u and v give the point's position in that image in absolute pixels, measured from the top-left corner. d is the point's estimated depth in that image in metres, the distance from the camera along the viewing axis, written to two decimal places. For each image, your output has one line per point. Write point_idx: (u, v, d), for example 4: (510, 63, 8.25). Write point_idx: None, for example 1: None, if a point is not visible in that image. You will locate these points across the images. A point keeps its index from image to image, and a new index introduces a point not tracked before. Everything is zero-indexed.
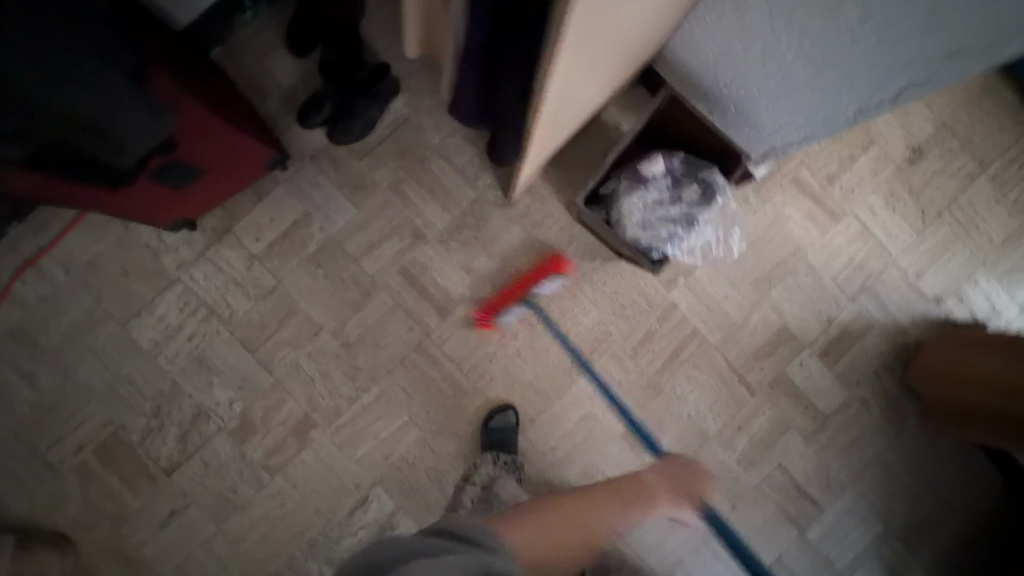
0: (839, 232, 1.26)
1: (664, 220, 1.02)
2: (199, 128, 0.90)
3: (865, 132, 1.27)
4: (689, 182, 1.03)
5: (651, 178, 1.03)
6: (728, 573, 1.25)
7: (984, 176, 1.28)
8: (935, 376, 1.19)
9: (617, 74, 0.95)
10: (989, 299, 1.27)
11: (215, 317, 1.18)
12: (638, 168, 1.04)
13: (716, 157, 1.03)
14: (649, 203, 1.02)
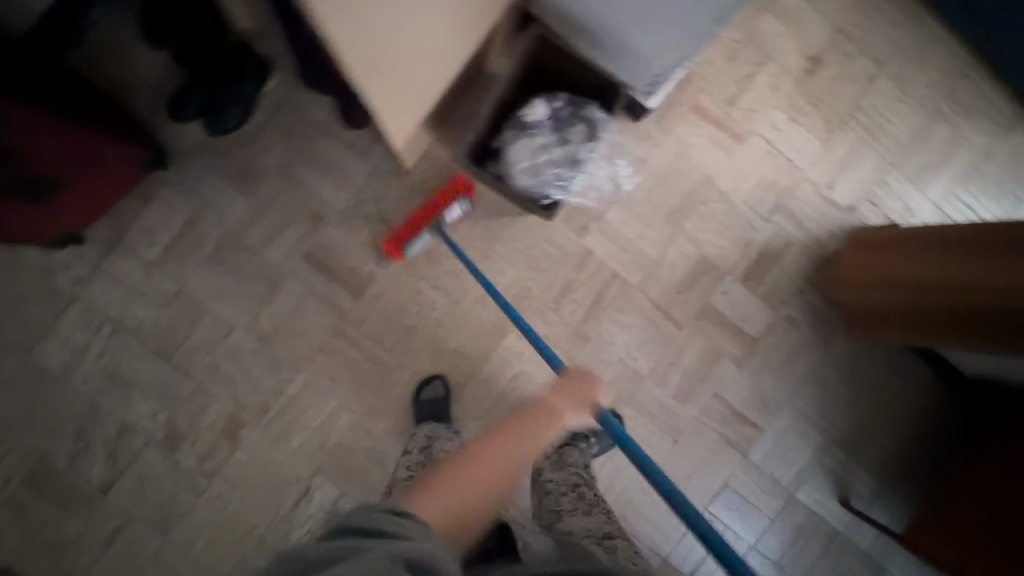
0: (745, 155, 1.24)
1: (552, 162, 0.98)
2: (41, 135, 0.87)
3: (760, 47, 1.24)
4: (574, 124, 1.00)
5: (535, 124, 0.99)
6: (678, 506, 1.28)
7: (883, 78, 1.27)
8: (851, 284, 1.17)
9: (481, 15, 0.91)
10: (902, 200, 1.27)
11: (122, 330, 1.14)
12: (521, 115, 1.00)
13: (599, 93, 1.00)
14: (534, 149, 0.98)
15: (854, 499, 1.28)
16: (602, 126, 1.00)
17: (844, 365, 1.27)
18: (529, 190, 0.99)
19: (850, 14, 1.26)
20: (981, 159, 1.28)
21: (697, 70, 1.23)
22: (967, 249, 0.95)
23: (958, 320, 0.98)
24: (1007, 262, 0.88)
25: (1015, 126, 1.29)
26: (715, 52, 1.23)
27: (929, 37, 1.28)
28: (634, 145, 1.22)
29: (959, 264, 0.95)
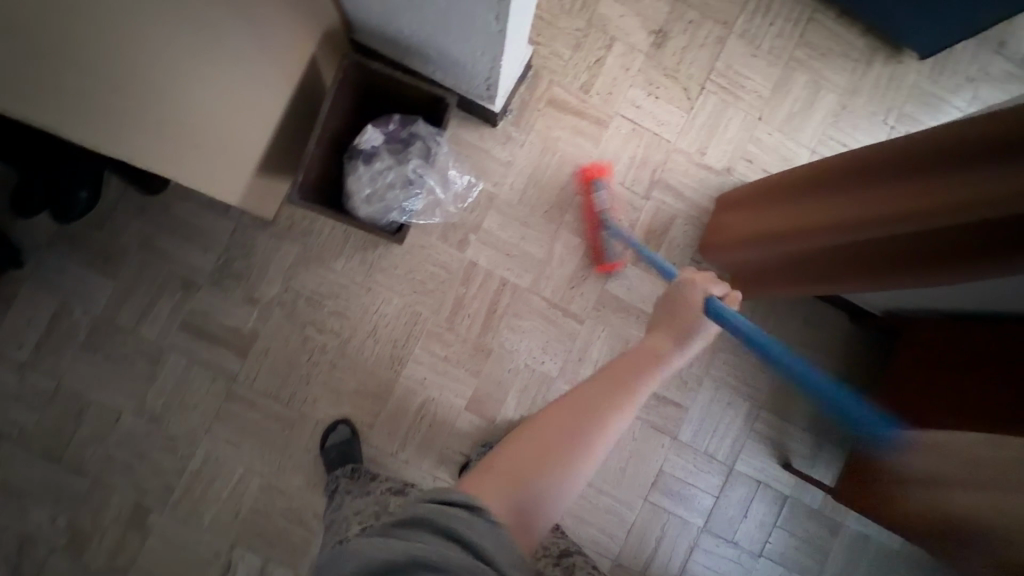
0: (611, 138, 1.23)
1: (391, 187, 0.99)
2: None
3: (604, 31, 1.24)
4: (411, 144, 1.01)
5: (371, 151, 1.00)
6: (619, 502, 1.23)
7: (733, 37, 1.26)
8: (748, 247, 1.04)
9: (285, 54, 0.88)
10: (777, 151, 1.26)
11: (5, 440, 1.10)
12: (357, 144, 1.00)
13: (430, 108, 1.02)
14: (373, 174, 0.98)
15: (795, 460, 1.25)
16: (437, 144, 1.02)
17: (755, 326, 1.25)
18: (374, 217, 0.99)
19: None
20: (846, 96, 1.28)
21: (545, 65, 1.22)
22: (877, 175, 0.76)
23: (889, 261, 0.79)
24: (926, 182, 0.70)
25: (873, 57, 1.29)
26: (559, 44, 1.23)
27: None
28: (496, 149, 1.20)
29: (876, 195, 0.77)
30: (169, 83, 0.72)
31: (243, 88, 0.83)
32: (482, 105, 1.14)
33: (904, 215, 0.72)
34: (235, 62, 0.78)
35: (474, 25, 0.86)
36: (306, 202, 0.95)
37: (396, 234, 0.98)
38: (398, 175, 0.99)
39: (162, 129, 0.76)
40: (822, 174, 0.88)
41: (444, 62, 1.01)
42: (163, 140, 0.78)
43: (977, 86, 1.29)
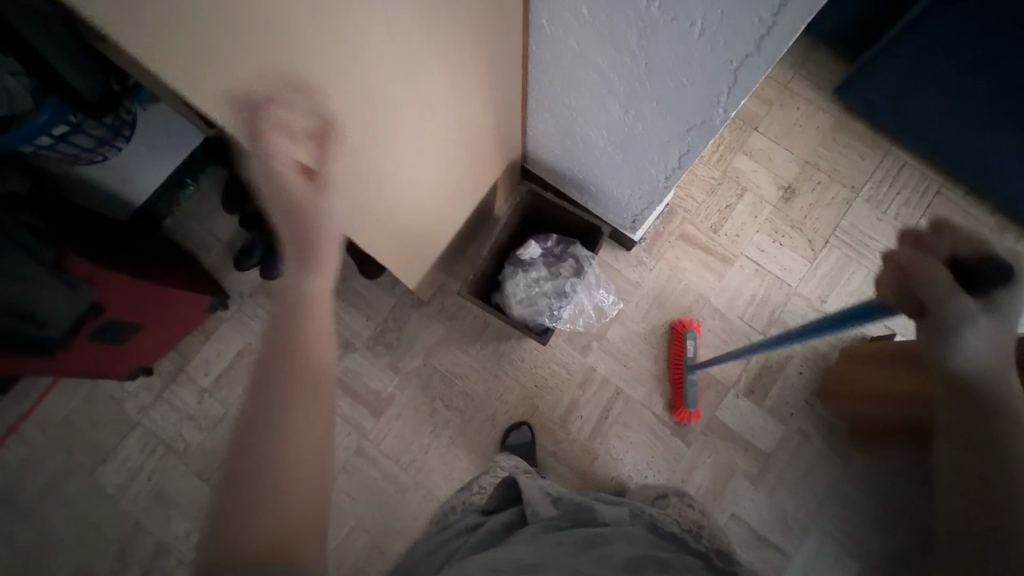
0: (735, 274, 1.34)
1: (543, 296, 1.14)
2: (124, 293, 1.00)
3: (737, 181, 1.39)
4: (563, 259, 1.18)
5: (530, 260, 1.17)
6: None
7: (860, 200, 1.37)
8: (865, 396, 1.08)
9: (480, 165, 1.06)
10: (902, 310, 1.31)
11: (172, 453, 1.27)
12: (518, 254, 1.18)
13: (580, 235, 1.20)
14: (529, 281, 1.15)
15: None
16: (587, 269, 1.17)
17: (868, 481, 1.22)
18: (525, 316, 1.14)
19: (816, 148, 1.40)
20: None
21: (680, 204, 1.38)
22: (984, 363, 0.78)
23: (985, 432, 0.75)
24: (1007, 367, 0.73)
25: (1003, 235, 1.34)
26: (695, 188, 1.39)
27: (898, 161, 1.39)
28: (627, 270, 1.34)
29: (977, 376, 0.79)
30: (417, 199, 0.93)
31: (442, 185, 0.98)
32: (622, 232, 1.29)
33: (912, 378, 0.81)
34: (452, 181, 1.00)
35: (641, 178, 1.03)
36: (469, 297, 1.13)
37: (542, 335, 1.12)
38: (548, 284, 1.15)
39: (396, 230, 0.96)
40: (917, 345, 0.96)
41: (600, 197, 1.20)
42: (393, 237, 0.98)
43: None
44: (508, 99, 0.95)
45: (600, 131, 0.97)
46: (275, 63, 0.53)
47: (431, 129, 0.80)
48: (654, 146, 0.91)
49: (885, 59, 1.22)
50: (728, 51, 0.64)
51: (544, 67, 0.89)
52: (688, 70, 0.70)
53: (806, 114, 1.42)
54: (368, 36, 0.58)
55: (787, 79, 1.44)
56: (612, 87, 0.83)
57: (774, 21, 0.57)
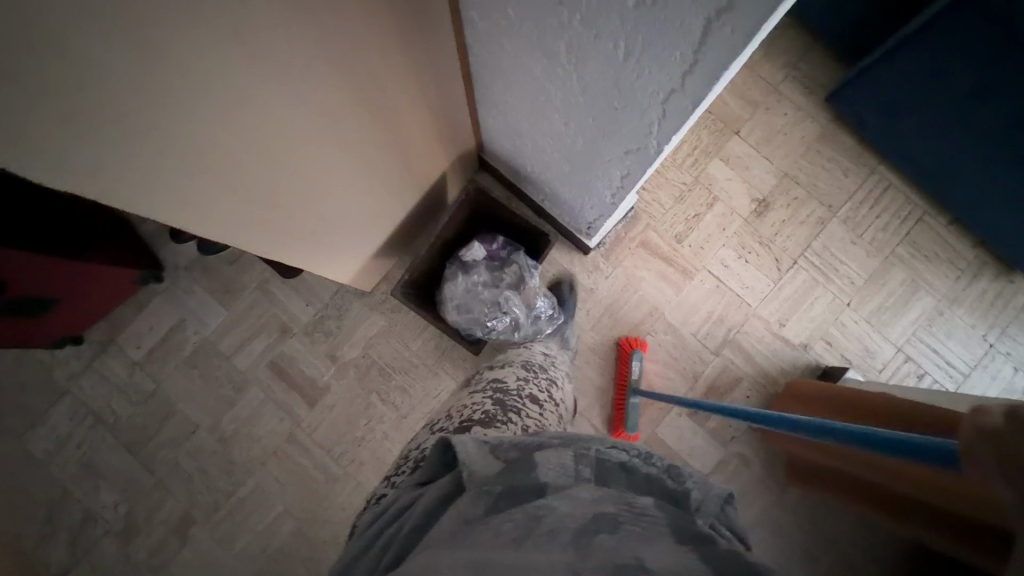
0: (693, 289, 1.28)
1: (482, 304, 1.08)
2: (43, 270, 0.96)
3: (709, 189, 1.31)
4: (507, 263, 1.13)
5: (472, 261, 1.11)
6: None
7: (836, 220, 1.29)
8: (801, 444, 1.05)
9: (421, 164, 0.98)
10: (861, 341, 1.26)
11: (101, 424, 1.25)
12: (460, 255, 1.12)
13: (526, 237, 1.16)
14: (469, 284, 1.10)
15: None
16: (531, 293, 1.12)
17: (800, 511, 1.21)
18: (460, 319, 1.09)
19: (798, 159, 1.31)
20: (945, 302, 1.27)
21: (645, 209, 1.30)
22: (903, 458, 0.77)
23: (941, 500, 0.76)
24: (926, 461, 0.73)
25: (981, 270, 1.28)
26: (663, 193, 1.31)
27: (883, 181, 1.30)
28: (581, 275, 1.29)
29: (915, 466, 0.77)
30: (338, 209, 0.85)
31: (375, 191, 0.91)
32: (578, 236, 1.23)
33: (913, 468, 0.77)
34: (383, 184, 0.92)
35: (590, 190, 0.96)
36: (404, 299, 1.07)
37: (476, 343, 1.09)
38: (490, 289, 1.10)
39: (318, 239, 0.89)
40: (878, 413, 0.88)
41: (554, 199, 1.13)
42: (316, 245, 0.90)
43: None
44: (441, 98, 0.85)
45: (544, 137, 0.89)
46: (129, 129, 0.44)
47: (343, 146, 0.71)
48: (596, 163, 0.83)
49: (881, 73, 1.11)
50: (653, 84, 0.56)
51: (476, 59, 0.80)
52: (622, 98, 0.62)
53: (792, 121, 1.32)
54: (240, 75, 0.48)
55: (777, 80, 1.33)
56: (548, 96, 0.74)
57: (696, 58, 0.49)
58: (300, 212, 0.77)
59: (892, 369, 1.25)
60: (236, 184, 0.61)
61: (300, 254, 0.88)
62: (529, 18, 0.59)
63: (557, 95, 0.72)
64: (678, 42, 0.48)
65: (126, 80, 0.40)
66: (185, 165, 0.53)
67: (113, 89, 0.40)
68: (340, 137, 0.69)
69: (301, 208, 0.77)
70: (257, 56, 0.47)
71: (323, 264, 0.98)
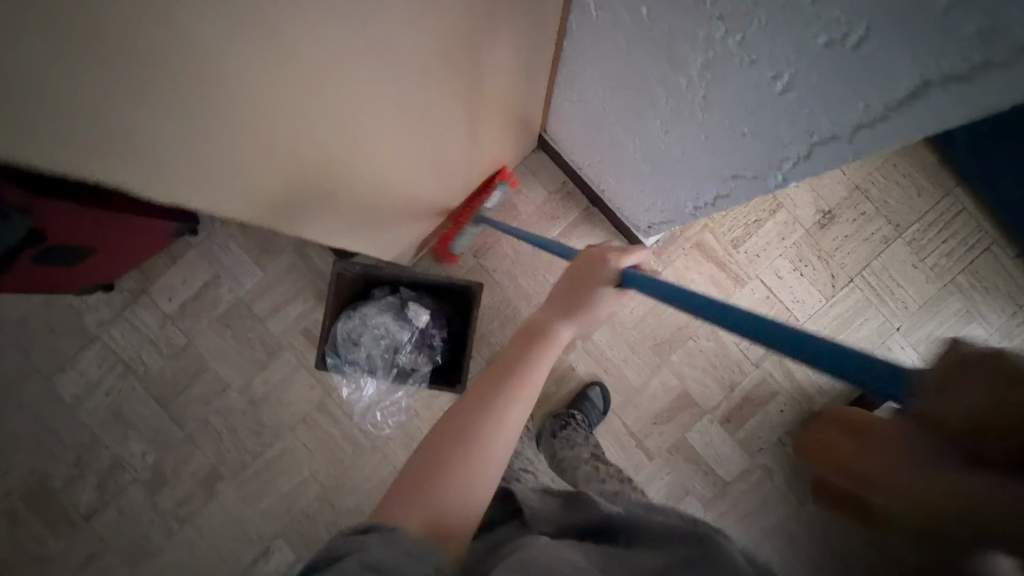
0: (742, 297, 1.25)
1: (376, 350, 1.05)
2: (86, 220, 0.90)
3: (774, 194, 1.25)
4: (420, 354, 1.06)
5: (410, 321, 1.04)
6: None
7: (900, 241, 1.24)
8: None
9: (484, 143, 0.92)
10: (904, 367, 1.24)
11: (131, 373, 1.24)
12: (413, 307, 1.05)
13: (452, 364, 1.06)
14: (378, 333, 1.04)
15: None
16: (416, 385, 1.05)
17: (816, 526, 1.24)
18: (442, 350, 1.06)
19: (872, 173, 1.24)
20: (995, 336, 1.25)
21: None
22: None
23: None
24: None
25: None
26: None
27: (956, 205, 1.24)
28: None
29: None
30: (396, 189, 0.80)
31: (435, 173, 0.86)
32: (634, 233, 1.18)
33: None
34: (442, 165, 0.84)
35: (667, 197, 0.89)
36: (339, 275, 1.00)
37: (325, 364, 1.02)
38: (387, 353, 1.05)
39: (363, 219, 0.83)
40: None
41: (618, 194, 1.07)
42: (365, 223, 0.85)
43: None
44: (522, 77, 0.77)
45: (629, 136, 0.81)
46: (182, 94, 0.37)
47: (410, 125, 0.64)
48: (689, 177, 0.76)
49: None
50: (807, 124, 0.48)
51: (575, 41, 0.71)
52: (751, 127, 0.54)
53: None
54: (322, 38, 0.40)
55: None
56: (653, 101, 0.67)
57: (884, 114, 0.41)
58: (358, 191, 0.72)
59: None
60: (302, 162, 0.56)
61: (344, 233, 0.84)
62: (665, 20, 0.52)
63: (666, 101, 0.64)
64: (867, 93, 0.40)
65: (192, 36, 0.33)
66: (251, 140, 0.47)
67: (171, 45, 0.32)
68: (410, 115, 0.61)
69: (359, 187, 0.71)
70: (343, 21, 0.40)
71: (368, 243, 0.94)
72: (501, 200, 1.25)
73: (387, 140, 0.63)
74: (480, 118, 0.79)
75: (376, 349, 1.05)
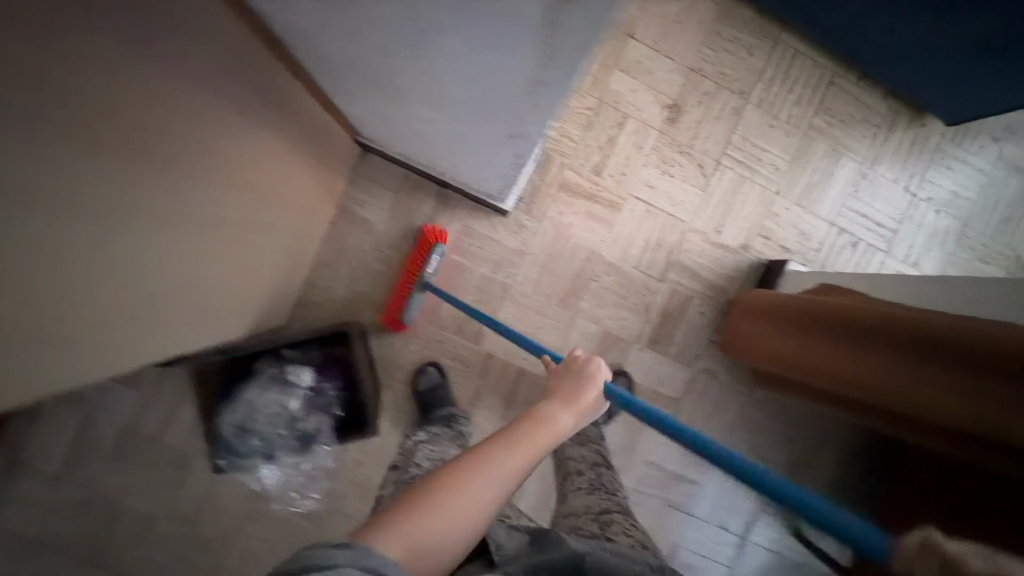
0: (624, 220, 1.21)
1: (269, 429, 0.97)
2: None
3: (616, 108, 1.20)
4: (315, 415, 0.99)
5: (295, 385, 0.98)
6: (719, 547, 1.29)
7: (750, 106, 1.23)
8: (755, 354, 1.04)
9: (300, 163, 0.86)
10: (797, 225, 1.25)
11: (42, 549, 1.12)
12: (295, 370, 0.98)
13: (355, 418, 1.00)
14: (265, 410, 0.96)
15: (812, 533, 1.28)
16: (323, 447, 0.98)
17: (769, 402, 1.27)
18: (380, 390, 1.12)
19: (700, 50, 1.21)
20: (867, 164, 1.26)
21: (556, 147, 1.20)
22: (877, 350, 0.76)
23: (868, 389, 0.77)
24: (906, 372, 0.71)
25: (895, 122, 1.26)
26: (569, 125, 1.20)
27: (788, 51, 1.22)
28: (507, 239, 1.19)
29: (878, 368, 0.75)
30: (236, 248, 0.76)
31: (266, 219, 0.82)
32: (492, 201, 1.14)
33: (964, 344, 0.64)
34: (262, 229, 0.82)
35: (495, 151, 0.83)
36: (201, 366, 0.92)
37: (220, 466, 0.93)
38: (282, 427, 0.97)
39: (206, 322, 0.80)
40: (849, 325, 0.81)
41: (456, 167, 1.02)
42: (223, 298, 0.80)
43: (1002, 146, 1.29)
44: (273, 107, 0.68)
45: (421, 104, 0.74)
46: None
47: (180, 238, 0.60)
48: (493, 121, 0.70)
49: None
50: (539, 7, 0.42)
51: (299, 45, 0.63)
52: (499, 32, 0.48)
53: (685, 7, 1.20)
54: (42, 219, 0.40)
55: None
56: (414, 57, 0.58)
57: None
58: (199, 266, 0.68)
59: (830, 244, 1.25)
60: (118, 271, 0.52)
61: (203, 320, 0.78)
62: None
63: (424, 53, 0.57)
64: None
65: None
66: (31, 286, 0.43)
67: None
68: (167, 231, 0.57)
69: (197, 265, 0.67)
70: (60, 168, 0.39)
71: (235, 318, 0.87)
72: (351, 219, 1.16)
73: (195, 205, 0.59)
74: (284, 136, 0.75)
75: (268, 428, 0.97)
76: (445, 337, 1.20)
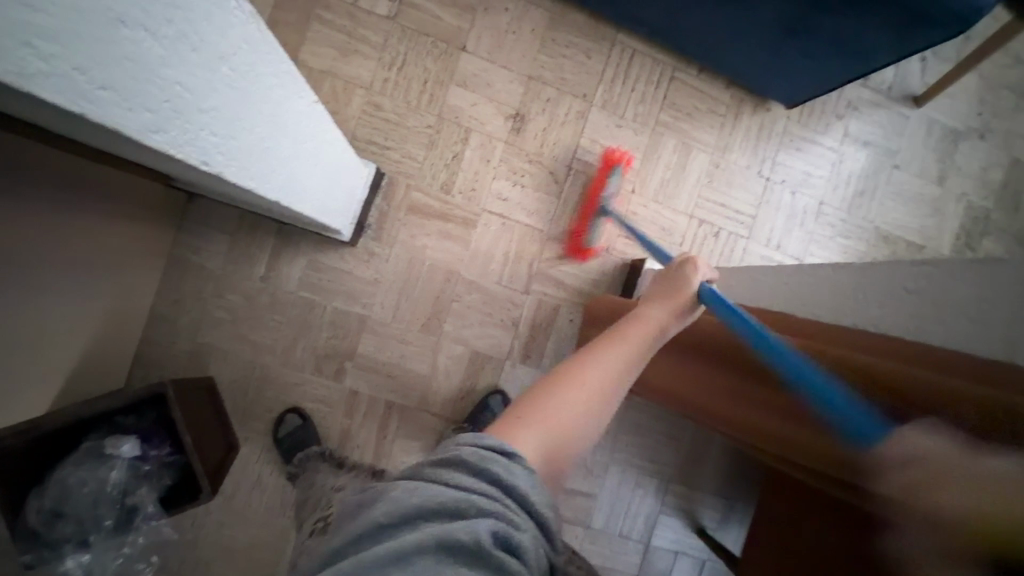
0: (481, 236, 1.18)
1: (83, 511, 0.88)
2: None
3: (457, 122, 1.17)
4: (141, 488, 0.92)
5: (116, 458, 0.89)
6: (626, 546, 1.25)
7: (595, 108, 1.21)
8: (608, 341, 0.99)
9: (80, 231, 0.83)
10: (655, 222, 1.24)
11: None
12: (114, 442, 0.89)
13: (186, 481, 0.96)
14: (79, 494, 0.87)
15: (708, 525, 1.27)
16: (146, 522, 0.93)
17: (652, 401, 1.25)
18: (232, 442, 1.05)
19: (537, 57, 1.19)
20: (718, 154, 1.26)
21: (399, 170, 1.15)
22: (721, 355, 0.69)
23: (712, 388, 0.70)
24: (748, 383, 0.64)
25: (741, 109, 1.27)
26: (411, 145, 1.16)
27: (626, 51, 1.22)
28: (358, 269, 1.14)
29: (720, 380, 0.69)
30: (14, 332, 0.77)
31: (61, 292, 0.83)
32: (331, 235, 1.09)
33: (870, 366, 0.47)
34: (49, 299, 0.81)
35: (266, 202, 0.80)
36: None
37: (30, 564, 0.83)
38: (101, 506, 0.89)
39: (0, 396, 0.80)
40: (732, 349, 0.67)
41: (271, 213, 1.00)
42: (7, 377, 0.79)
43: (847, 123, 1.31)
44: (31, 171, 0.71)
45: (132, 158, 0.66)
46: None
47: None
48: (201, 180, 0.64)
49: None
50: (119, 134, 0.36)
51: None
52: (140, 154, 0.49)
53: (516, 17, 1.18)
54: None
55: None
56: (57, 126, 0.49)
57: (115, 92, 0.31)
58: None
59: (690, 237, 1.25)
60: None
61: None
62: None
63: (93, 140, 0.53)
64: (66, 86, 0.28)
65: None
66: None
67: None
68: None
69: None
70: None
71: (35, 388, 0.86)
72: (185, 267, 1.11)
73: None
74: (47, 221, 0.76)
75: (84, 512, 0.88)
76: (303, 379, 1.14)
